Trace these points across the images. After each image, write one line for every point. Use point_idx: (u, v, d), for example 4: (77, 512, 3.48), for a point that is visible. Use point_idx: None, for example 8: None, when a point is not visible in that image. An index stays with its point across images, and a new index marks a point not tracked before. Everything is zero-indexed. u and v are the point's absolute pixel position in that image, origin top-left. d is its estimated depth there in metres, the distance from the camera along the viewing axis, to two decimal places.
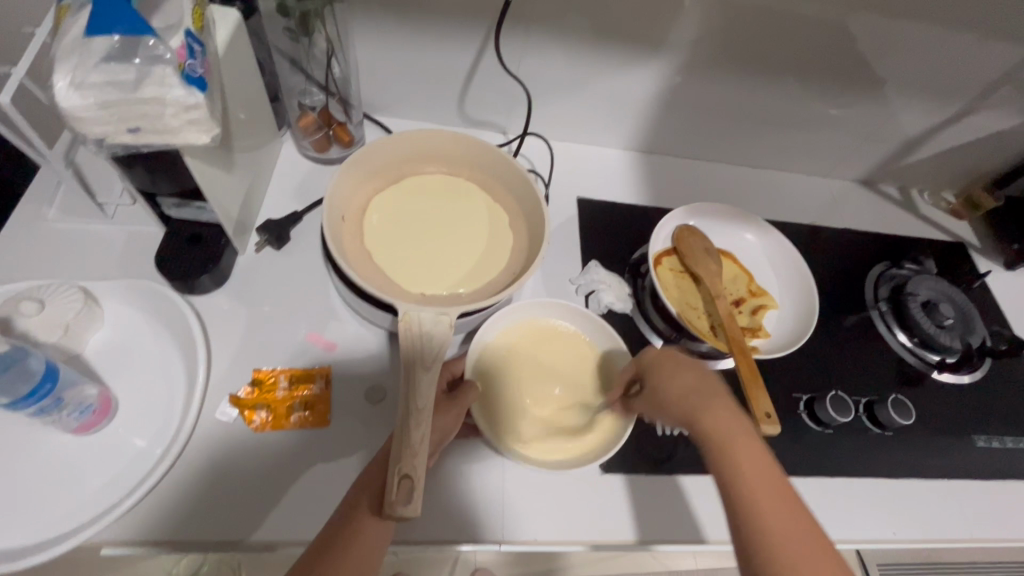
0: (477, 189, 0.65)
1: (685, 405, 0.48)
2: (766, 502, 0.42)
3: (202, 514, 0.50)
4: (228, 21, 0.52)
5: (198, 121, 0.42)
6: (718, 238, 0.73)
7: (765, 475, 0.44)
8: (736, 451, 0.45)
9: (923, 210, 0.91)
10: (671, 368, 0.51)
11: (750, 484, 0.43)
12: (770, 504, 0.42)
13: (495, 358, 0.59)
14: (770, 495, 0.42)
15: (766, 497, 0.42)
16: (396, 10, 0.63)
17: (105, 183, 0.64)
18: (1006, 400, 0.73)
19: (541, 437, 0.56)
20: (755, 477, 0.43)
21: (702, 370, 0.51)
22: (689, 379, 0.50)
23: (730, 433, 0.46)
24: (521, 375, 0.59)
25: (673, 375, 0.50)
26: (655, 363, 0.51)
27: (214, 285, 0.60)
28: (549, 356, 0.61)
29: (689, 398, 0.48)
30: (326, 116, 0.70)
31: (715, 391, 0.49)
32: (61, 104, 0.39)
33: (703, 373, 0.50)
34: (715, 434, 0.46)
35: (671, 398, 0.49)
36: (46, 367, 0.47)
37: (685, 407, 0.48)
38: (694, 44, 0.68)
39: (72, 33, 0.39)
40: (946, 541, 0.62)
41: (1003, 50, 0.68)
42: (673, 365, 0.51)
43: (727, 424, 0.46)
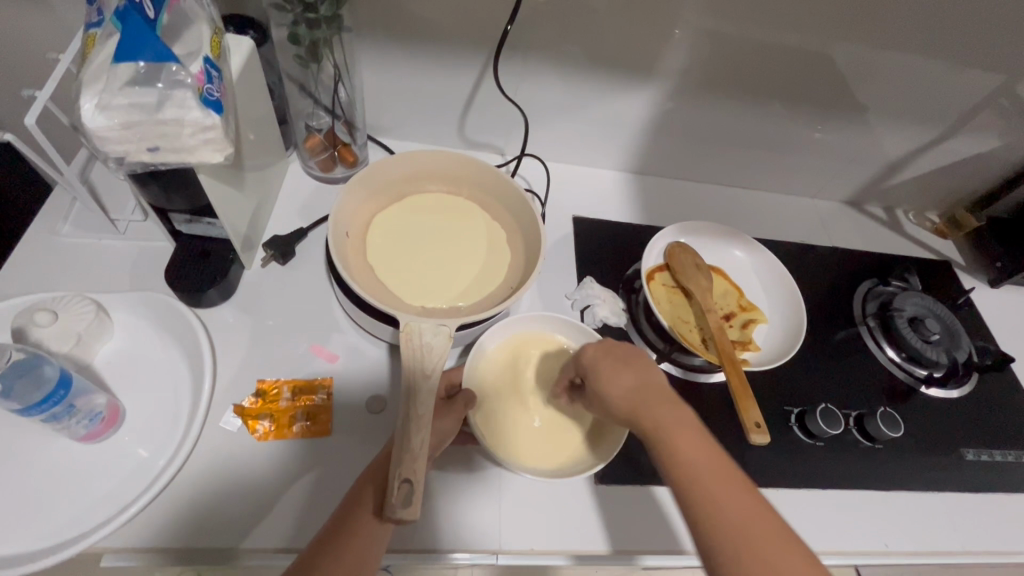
0: (476, 208, 0.68)
1: (624, 402, 0.48)
2: (710, 489, 0.43)
3: (204, 522, 0.51)
4: (242, 48, 0.55)
5: (213, 141, 0.45)
6: (709, 255, 0.76)
7: (706, 461, 0.44)
8: (678, 440, 0.45)
9: (909, 230, 0.94)
10: (610, 366, 0.51)
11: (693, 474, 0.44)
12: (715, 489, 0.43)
13: (484, 372, 0.61)
14: (713, 477, 0.43)
15: (712, 483, 0.43)
16: (400, 39, 0.66)
17: (119, 200, 0.67)
18: (994, 414, 0.74)
19: (557, 445, 0.58)
20: (697, 464, 0.44)
21: (634, 363, 0.51)
22: (627, 376, 0.50)
23: (673, 418, 0.47)
24: (515, 393, 0.60)
25: (608, 374, 0.50)
26: (595, 364, 0.51)
27: (221, 298, 0.62)
28: (535, 368, 0.62)
29: (628, 395, 0.48)
30: (332, 137, 0.73)
31: (647, 382, 0.49)
32: (88, 124, 0.42)
33: (639, 366, 0.51)
34: (658, 425, 0.46)
35: (614, 396, 0.49)
36: (60, 374, 0.48)
37: (626, 404, 0.48)
38: (684, 71, 0.71)
39: (100, 59, 0.42)
40: (939, 553, 0.63)
41: (977, 78, 0.72)
42: (612, 362, 0.51)
43: (669, 410, 0.47)
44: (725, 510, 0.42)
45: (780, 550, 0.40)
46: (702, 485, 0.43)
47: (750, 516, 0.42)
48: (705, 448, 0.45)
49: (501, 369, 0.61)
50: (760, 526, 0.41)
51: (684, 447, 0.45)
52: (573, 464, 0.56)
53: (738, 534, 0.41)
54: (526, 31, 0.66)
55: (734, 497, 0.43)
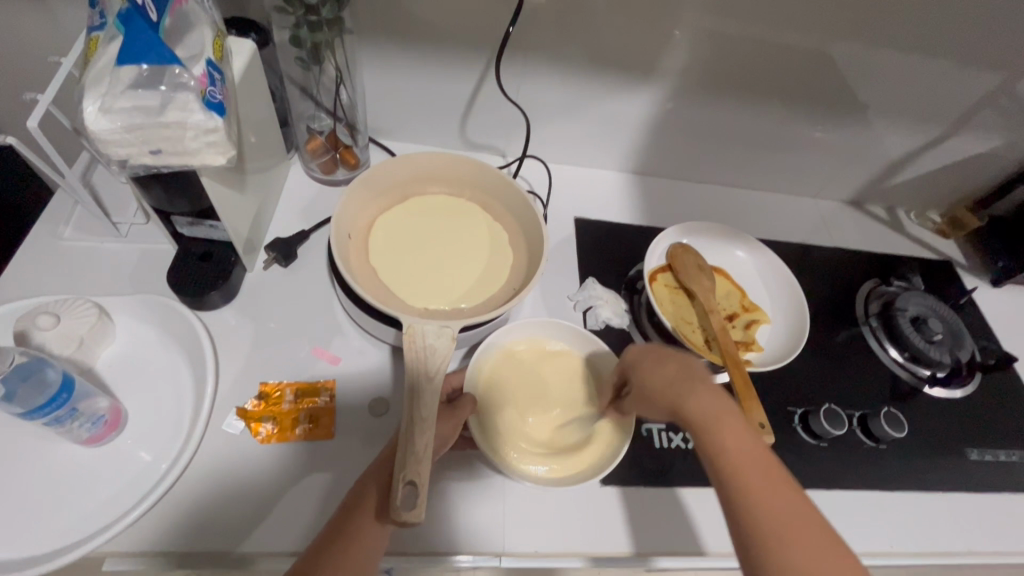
0: (478, 209, 0.68)
1: (668, 394, 0.49)
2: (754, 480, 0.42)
3: (208, 526, 0.51)
4: (244, 50, 0.55)
5: (215, 143, 0.45)
6: (711, 256, 0.76)
7: (754, 454, 0.43)
8: (724, 431, 0.45)
9: (910, 230, 0.94)
10: (654, 362, 0.52)
11: (737, 466, 0.43)
12: (762, 487, 0.41)
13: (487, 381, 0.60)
14: (755, 468, 0.42)
15: (757, 476, 0.42)
16: (401, 41, 0.66)
17: (120, 203, 0.67)
18: (997, 414, 0.74)
19: (557, 453, 0.57)
20: (743, 455, 0.43)
21: (684, 361, 0.51)
22: (672, 368, 0.50)
23: (721, 413, 0.46)
24: (518, 397, 0.60)
25: (654, 369, 0.51)
26: (640, 361, 0.53)
27: (223, 301, 0.62)
28: (538, 375, 0.62)
29: (672, 387, 0.49)
30: (334, 139, 0.73)
31: (698, 378, 0.49)
32: (90, 127, 0.42)
33: (684, 362, 0.51)
34: (702, 416, 0.46)
35: (658, 386, 0.50)
36: (63, 378, 0.48)
37: (671, 395, 0.48)
38: (684, 71, 0.71)
39: (103, 61, 0.42)
40: (944, 553, 0.62)
41: (979, 77, 0.72)
42: (655, 358, 0.52)
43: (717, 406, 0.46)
44: (766, 503, 0.40)
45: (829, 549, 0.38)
46: (739, 476, 0.42)
47: (796, 512, 0.40)
48: (751, 444, 0.44)
49: (504, 377, 0.61)
50: (806, 528, 0.39)
51: (726, 440, 0.44)
52: (572, 473, 0.56)
53: (783, 527, 0.39)
54: (528, 32, 0.66)
55: (780, 493, 0.41)
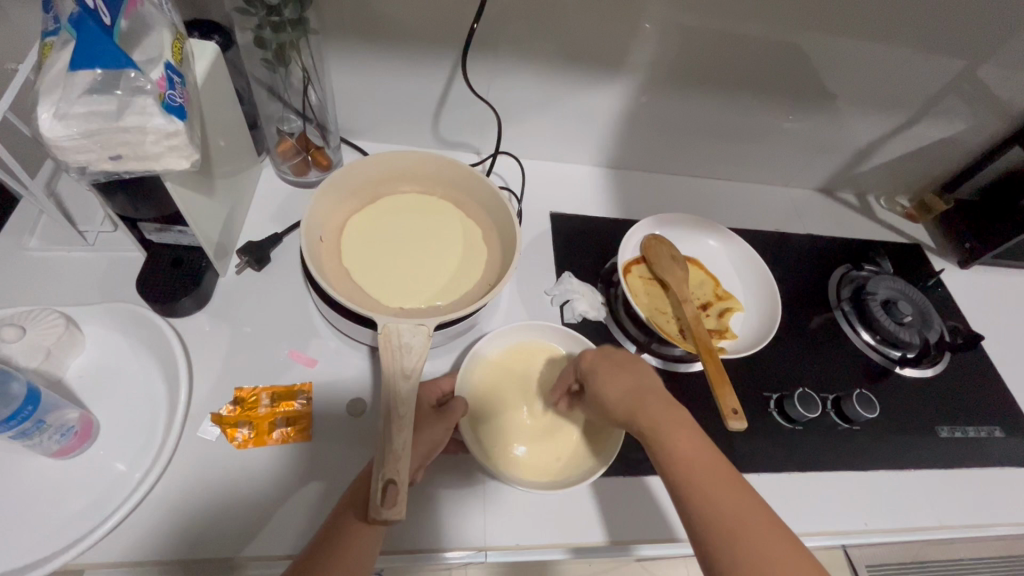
0: (449, 206, 0.68)
1: (622, 404, 0.50)
2: (700, 483, 0.44)
3: (187, 535, 0.50)
4: (207, 52, 0.55)
5: (177, 147, 0.45)
6: (684, 247, 0.77)
7: (703, 459, 0.45)
8: (676, 437, 0.46)
9: (880, 215, 0.96)
10: (604, 371, 0.53)
11: (688, 473, 0.45)
12: (706, 483, 0.44)
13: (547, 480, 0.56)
14: (708, 474, 0.44)
15: (705, 479, 0.44)
16: (369, 40, 0.66)
17: (86, 211, 0.66)
18: (966, 390, 0.76)
19: (548, 459, 0.58)
20: (690, 459, 0.45)
21: (636, 368, 0.53)
22: (627, 379, 0.52)
23: (670, 421, 0.48)
24: (566, 466, 0.58)
25: (608, 378, 0.52)
26: (594, 369, 0.54)
27: (195, 307, 0.61)
28: (537, 449, 0.58)
29: (626, 396, 0.51)
30: (304, 141, 0.72)
31: (649, 387, 0.51)
32: (46, 135, 0.41)
33: (632, 369, 0.53)
34: (655, 421, 0.48)
35: (612, 397, 0.51)
36: (27, 391, 0.47)
37: (622, 405, 0.50)
38: (654, 66, 0.72)
39: (56, 68, 0.41)
40: (920, 529, 0.64)
41: (940, 63, 0.73)
42: (612, 367, 0.54)
43: (664, 412, 0.48)
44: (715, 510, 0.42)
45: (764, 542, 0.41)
46: (692, 478, 0.44)
47: (744, 514, 0.42)
48: (699, 448, 0.46)
49: (544, 469, 0.57)
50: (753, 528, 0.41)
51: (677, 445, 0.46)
52: (560, 479, 0.56)
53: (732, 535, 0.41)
54: (496, 28, 0.66)
55: (724, 493, 0.43)
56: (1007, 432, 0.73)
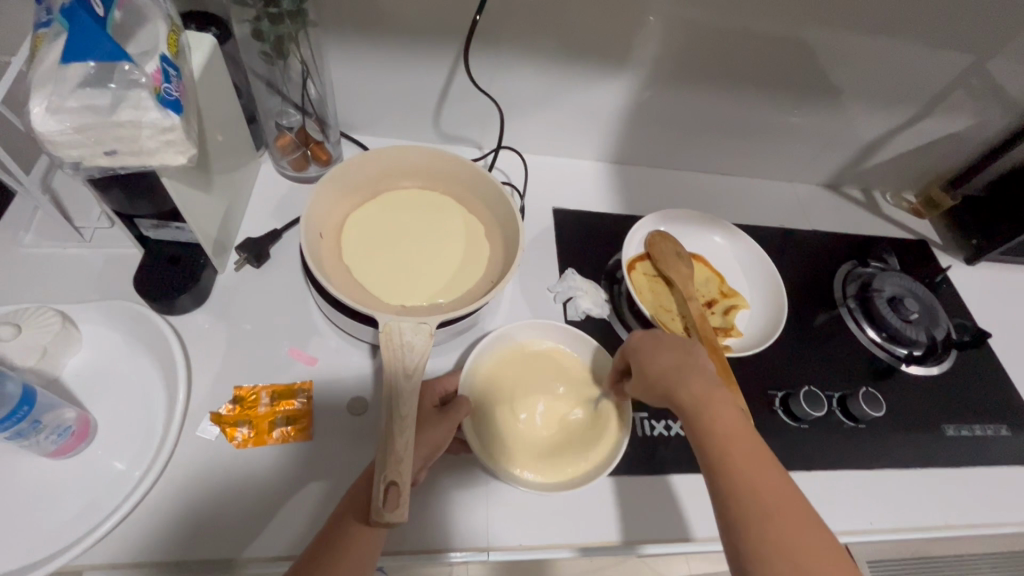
0: (452, 202, 0.67)
1: (663, 379, 0.49)
2: (743, 465, 0.43)
3: (186, 536, 0.49)
4: (204, 44, 0.53)
5: (174, 142, 0.44)
6: (689, 243, 0.76)
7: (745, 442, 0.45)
8: (720, 418, 0.46)
9: (886, 210, 0.95)
10: (655, 348, 0.51)
11: (730, 454, 0.44)
12: (747, 466, 0.43)
13: (549, 478, 0.56)
14: (749, 458, 0.44)
15: (747, 462, 0.43)
16: (369, 33, 0.65)
17: (82, 207, 0.64)
18: (973, 388, 0.75)
19: (554, 456, 0.57)
20: (732, 441, 0.45)
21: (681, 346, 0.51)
22: (668, 357, 0.51)
23: (713, 400, 0.47)
24: (568, 463, 0.57)
25: (650, 354, 0.51)
26: (642, 348, 0.52)
27: (194, 305, 0.60)
28: (540, 447, 0.58)
29: (667, 372, 0.49)
30: (304, 135, 0.71)
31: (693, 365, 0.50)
32: (39, 129, 0.40)
33: (677, 346, 0.51)
34: (699, 400, 0.47)
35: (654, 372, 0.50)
36: (23, 391, 0.46)
37: (663, 380, 0.49)
38: (658, 59, 0.71)
39: (48, 61, 0.40)
40: (925, 529, 0.64)
41: (950, 57, 0.72)
42: (652, 346, 0.52)
43: (709, 391, 0.47)
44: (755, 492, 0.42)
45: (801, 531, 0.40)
46: (735, 457, 0.44)
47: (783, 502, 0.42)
48: (741, 432, 0.45)
49: (547, 467, 0.57)
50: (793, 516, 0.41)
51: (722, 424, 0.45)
52: (568, 477, 0.56)
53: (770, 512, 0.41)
54: (498, 21, 0.64)
55: (766, 477, 0.43)
56: (1013, 430, 0.73)
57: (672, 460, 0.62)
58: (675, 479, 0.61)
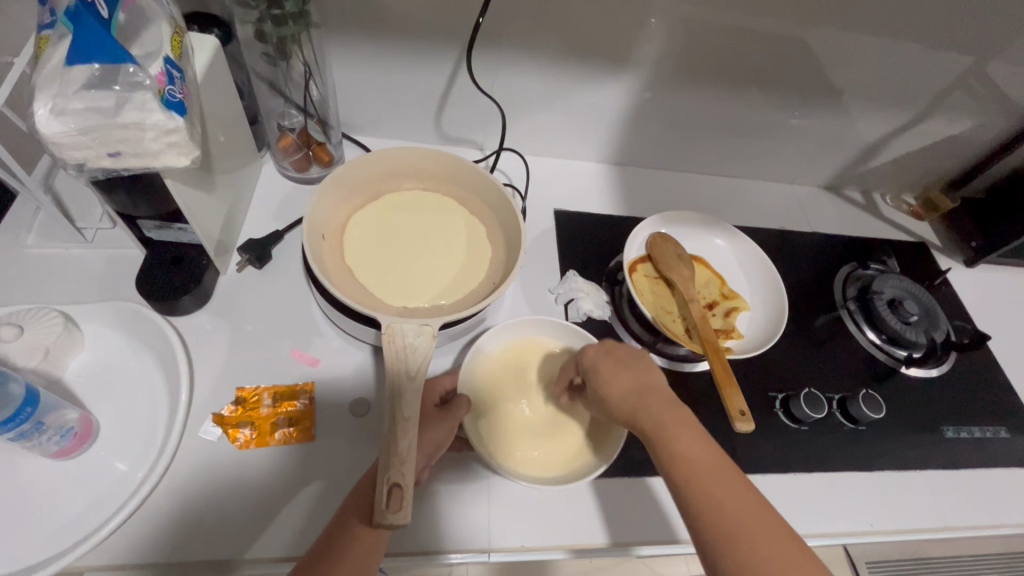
0: (454, 204, 0.67)
1: (623, 402, 0.50)
2: (705, 482, 0.43)
3: (188, 537, 0.49)
4: (207, 46, 0.53)
5: (178, 144, 0.44)
6: (691, 245, 0.76)
7: (709, 457, 0.45)
8: (677, 437, 0.46)
9: (886, 212, 0.95)
10: (608, 367, 0.52)
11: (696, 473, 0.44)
12: (712, 480, 0.43)
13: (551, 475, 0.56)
14: (711, 473, 0.44)
15: (711, 476, 0.44)
16: (371, 33, 0.65)
17: (84, 207, 0.65)
18: (972, 390, 0.76)
19: (551, 455, 0.57)
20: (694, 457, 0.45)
21: (635, 364, 0.52)
22: (624, 377, 0.51)
23: (670, 418, 0.47)
24: (569, 460, 0.57)
25: (608, 376, 0.52)
26: (595, 365, 0.53)
27: (196, 305, 0.60)
28: (541, 444, 0.58)
29: (628, 393, 0.50)
30: (306, 136, 0.71)
31: (647, 385, 0.50)
32: (43, 130, 0.40)
33: (632, 365, 0.52)
34: (655, 423, 0.47)
35: (614, 393, 0.50)
36: (26, 392, 0.47)
37: (623, 405, 0.50)
38: (660, 61, 0.71)
39: (53, 62, 0.40)
40: (924, 530, 0.64)
41: (950, 59, 0.72)
42: (609, 365, 0.53)
43: (665, 411, 0.48)
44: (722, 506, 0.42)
45: (770, 542, 0.40)
46: (699, 474, 0.44)
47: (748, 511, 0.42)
48: (704, 446, 0.46)
49: (548, 464, 0.57)
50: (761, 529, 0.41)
51: (683, 444, 0.45)
52: (566, 476, 0.56)
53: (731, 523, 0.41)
54: (501, 23, 0.65)
55: (732, 491, 0.43)
56: (1012, 432, 0.73)
57: None
58: None
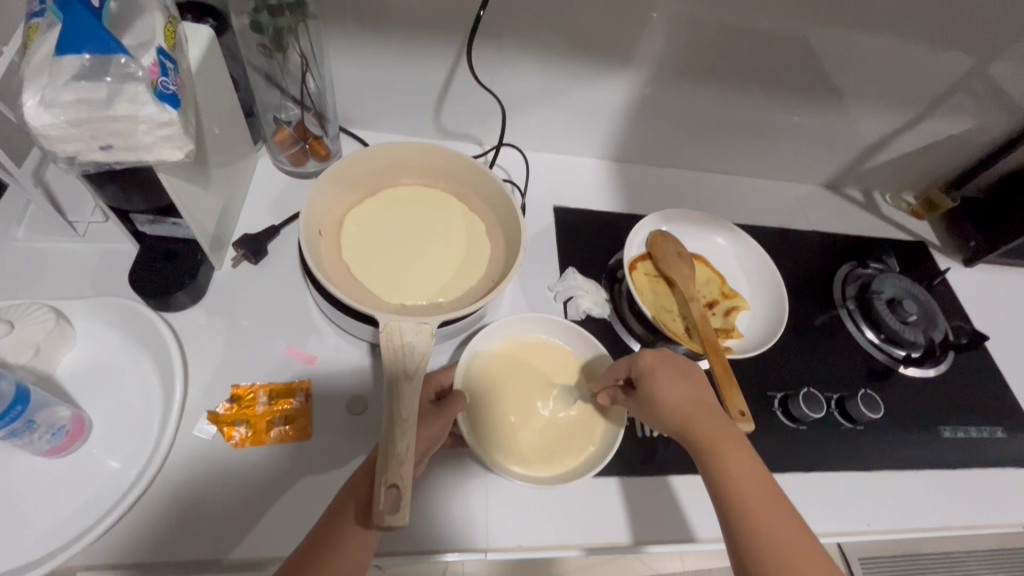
0: (453, 200, 0.66)
1: (677, 412, 0.51)
2: (750, 499, 0.45)
3: (180, 537, 0.49)
4: (201, 37, 0.52)
5: (171, 138, 0.43)
6: (691, 243, 0.75)
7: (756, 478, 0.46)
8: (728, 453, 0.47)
9: (886, 211, 0.95)
10: (662, 375, 0.53)
11: (741, 487, 0.46)
12: (757, 498, 0.45)
13: (551, 469, 0.56)
14: (756, 492, 0.45)
15: (756, 495, 0.45)
16: (368, 25, 0.64)
17: (77, 200, 0.63)
18: (969, 390, 0.76)
19: (549, 449, 0.57)
20: (741, 475, 0.46)
21: (692, 379, 0.53)
22: (681, 389, 0.52)
23: (722, 436, 0.48)
24: (566, 453, 0.57)
25: (663, 383, 0.52)
26: (651, 370, 0.53)
27: (191, 301, 0.59)
28: (538, 438, 0.58)
29: (682, 405, 0.51)
30: (302, 130, 0.70)
31: (702, 399, 0.51)
32: (32, 123, 0.39)
33: (691, 379, 0.53)
34: (707, 436, 0.49)
35: (669, 402, 0.51)
36: (17, 390, 0.46)
37: (678, 414, 0.51)
38: (662, 58, 0.70)
39: (42, 52, 0.39)
40: (920, 530, 0.64)
41: (953, 59, 0.72)
42: (666, 374, 0.53)
43: (718, 428, 0.49)
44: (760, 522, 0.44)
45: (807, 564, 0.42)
46: (744, 492, 0.45)
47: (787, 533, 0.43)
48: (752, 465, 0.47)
49: (547, 458, 0.57)
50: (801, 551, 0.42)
51: (731, 461, 0.47)
52: (565, 469, 0.56)
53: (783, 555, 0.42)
54: (502, 16, 0.63)
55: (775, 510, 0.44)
56: (1009, 432, 0.73)
57: (671, 461, 0.62)
58: (672, 479, 0.61)
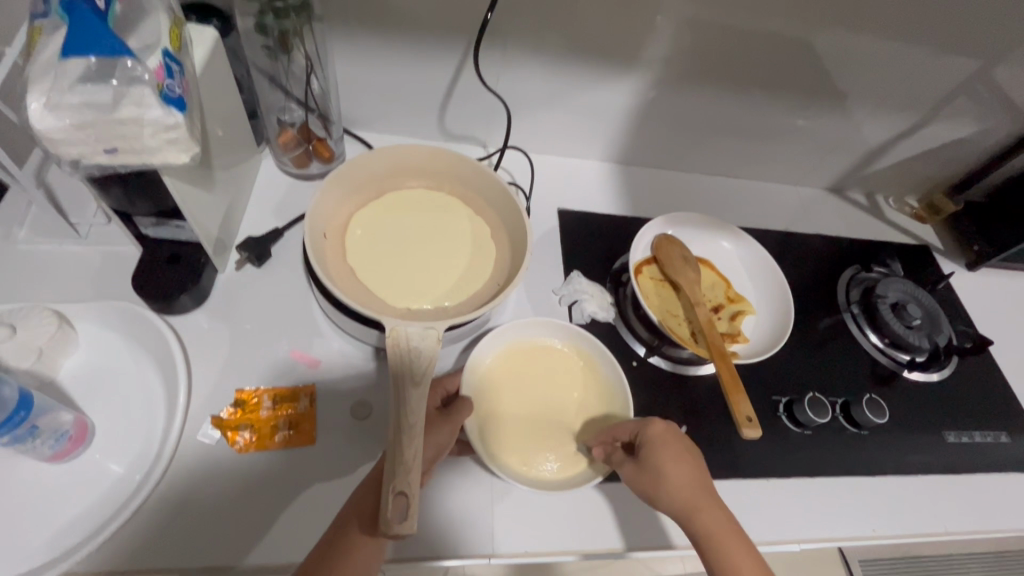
0: (459, 204, 0.66)
1: (678, 497, 0.50)
2: None
3: (184, 543, 0.48)
4: (206, 38, 0.52)
5: (177, 141, 0.42)
6: (696, 247, 0.75)
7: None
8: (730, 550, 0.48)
9: (889, 215, 0.95)
10: (665, 458, 0.51)
11: None
12: None
13: (560, 472, 0.56)
14: None
15: None
16: (373, 27, 0.63)
17: (79, 202, 0.63)
18: (972, 395, 0.76)
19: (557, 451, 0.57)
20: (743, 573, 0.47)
21: (693, 459, 0.52)
22: (683, 472, 0.51)
23: (722, 530, 0.49)
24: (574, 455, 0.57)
25: (664, 466, 0.51)
26: (654, 449, 0.52)
27: (194, 304, 0.59)
28: (545, 441, 0.58)
29: (684, 491, 0.50)
30: (306, 132, 0.70)
31: (703, 484, 0.51)
32: (37, 125, 0.39)
33: (693, 460, 0.52)
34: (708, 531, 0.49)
35: (670, 487, 0.51)
36: (19, 395, 0.46)
37: (679, 504, 0.50)
38: (667, 61, 0.70)
39: (47, 54, 0.38)
40: (924, 535, 0.64)
41: (958, 63, 0.72)
42: (670, 455, 0.52)
43: (718, 522, 0.49)
44: None
45: None
46: None
47: None
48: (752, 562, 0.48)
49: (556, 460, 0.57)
50: None
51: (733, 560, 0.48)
52: (573, 471, 0.56)
53: None
54: (507, 19, 0.63)
55: None
56: (1012, 437, 0.73)
57: None
58: None
